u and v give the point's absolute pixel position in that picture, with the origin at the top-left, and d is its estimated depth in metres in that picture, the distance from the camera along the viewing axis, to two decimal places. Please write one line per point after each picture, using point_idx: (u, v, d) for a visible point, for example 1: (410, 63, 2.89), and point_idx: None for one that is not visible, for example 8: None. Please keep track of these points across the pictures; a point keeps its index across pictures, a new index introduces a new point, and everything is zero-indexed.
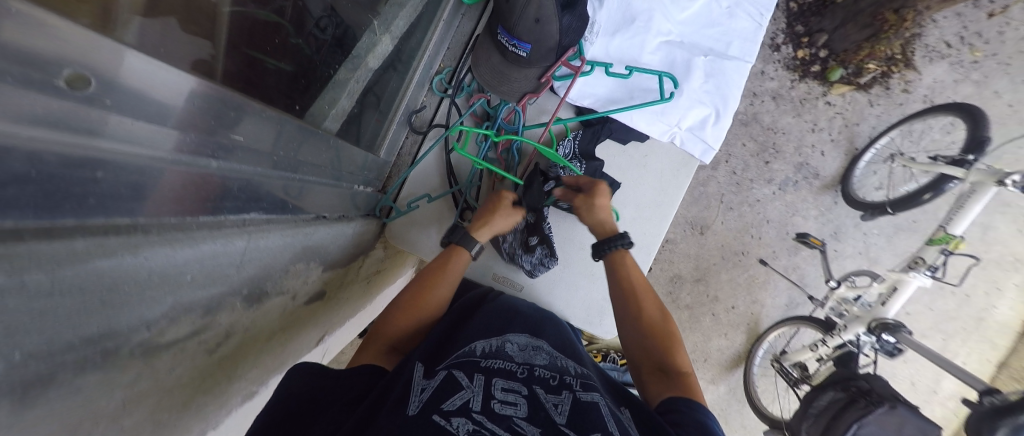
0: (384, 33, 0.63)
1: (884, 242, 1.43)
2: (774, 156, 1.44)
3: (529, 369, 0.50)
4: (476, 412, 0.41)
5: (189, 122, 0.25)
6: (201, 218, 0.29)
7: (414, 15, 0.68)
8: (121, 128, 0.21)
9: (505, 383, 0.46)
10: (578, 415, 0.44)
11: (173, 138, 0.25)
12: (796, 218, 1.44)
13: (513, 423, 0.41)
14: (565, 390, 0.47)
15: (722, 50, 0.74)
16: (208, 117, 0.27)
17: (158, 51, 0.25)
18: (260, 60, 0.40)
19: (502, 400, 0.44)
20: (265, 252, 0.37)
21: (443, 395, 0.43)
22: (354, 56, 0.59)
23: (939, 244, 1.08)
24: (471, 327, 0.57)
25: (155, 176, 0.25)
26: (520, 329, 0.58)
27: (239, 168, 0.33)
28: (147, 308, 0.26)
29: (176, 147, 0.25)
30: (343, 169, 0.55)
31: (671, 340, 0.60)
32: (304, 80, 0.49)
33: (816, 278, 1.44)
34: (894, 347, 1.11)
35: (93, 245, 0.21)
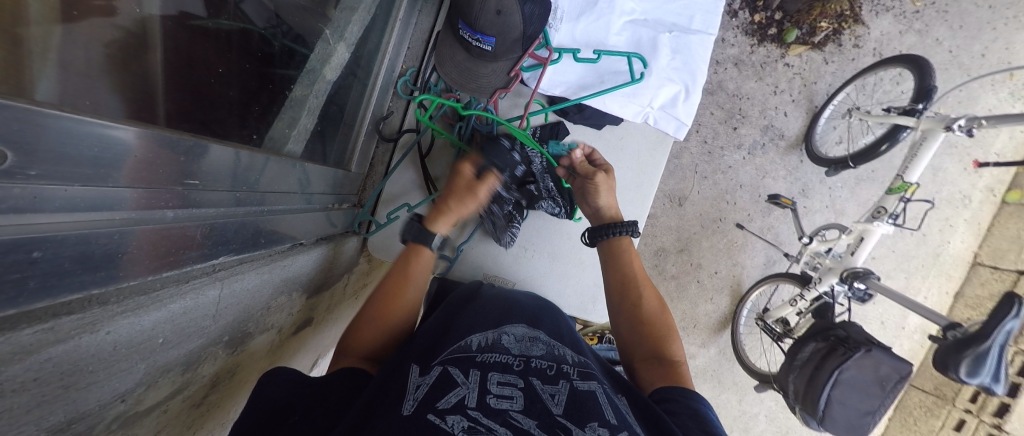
0: (338, 42, 0.59)
1: (848, 193, 1.50)
2: (742, 122, 1.47)
3: (526, 361, 0.49)
4: (471, 409, 0.40)
5: (124, 175, 0.23)
6: (163, 274, 0.27)
7: (369, 17, 0.64)
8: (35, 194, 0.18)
9: (501, 377, 0.45)
10: (574, 406, 0.43)
11: (110, 194, 0.23)
12: (766, 180, 1.50)
13: (509, 417, 0.40)
14: (562, 380, 0.47)
15: (686, 25, 0.74)
16: (147, 165, 0.24)
17: (80, 107, 0.22)
18: (203, 90, 0.37)
19: (498, 394, 0.43)
20: (242, 294, 0.35)
21: (438, 393, 0.41)
22: (310, 71, 0.55)
23: (897, 192, 1.15)
24: (466, 320, 0.56)
25: (103, 240, 0.22)
26: (518, 321, 0.58)
27: (198, 212, 0.30)
28: (117, 382, 0.24)
29: (116, 203, 0.23)
30: (313, 191, 0.53)
31: (665, 326, 0.61)
32: (256, 105, 0.46)
33: (789, 236, 1.51)
34: (865, 293, 1.18)
35: (41, 335, 0.18)
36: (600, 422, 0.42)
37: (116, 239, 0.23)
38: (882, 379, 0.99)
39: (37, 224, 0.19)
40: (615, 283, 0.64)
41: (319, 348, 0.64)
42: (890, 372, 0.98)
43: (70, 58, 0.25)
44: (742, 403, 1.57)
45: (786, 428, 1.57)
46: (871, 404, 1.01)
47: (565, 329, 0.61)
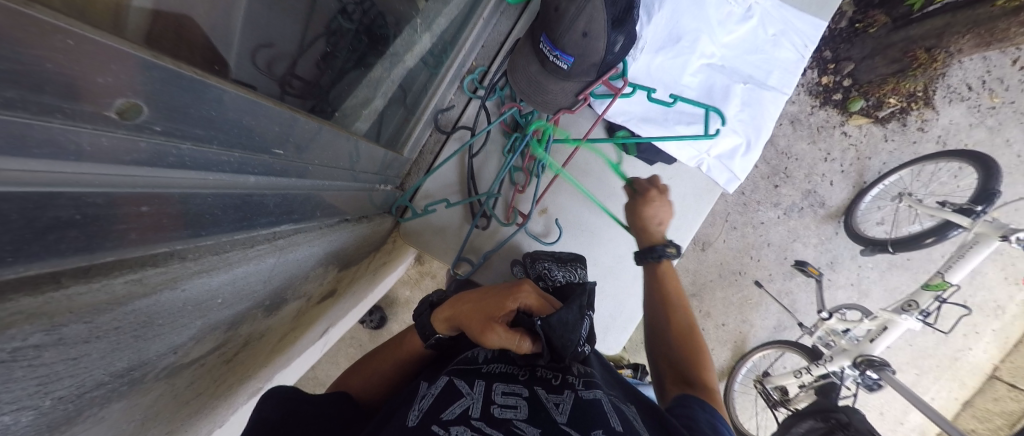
0: (425, 30, 0.60)
1: (877, 276, 1.45)
2: (785, 181, 1.43)
3: (532, 372, 0.49)
4: (475, 419, 0.40)
5: (225, 134, 0.23)
6: (237, 235, 0.28)
7: (454, 12, 0.64)
8: (151, 151, 0.18)
9: (506, 387, 0.45)
10: (579, 413, 0.41)
11: (212, 158, 0.23)
12: (796, 244, 1.46)
13: (512, 425, 0.39)
14: (566, 390, 0.45)
15: (762, 79, 0.72)
16: (244, 132, 0.25)
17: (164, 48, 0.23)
18: (269, 57, 0.38)
19: (503, 404, 0.42)
20: (292, 264, 0.36)
21: (442, 403, 0.42)
22: (392, 53, 0.56)
23: (934, 289, 1.10)
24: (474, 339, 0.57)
25: (200, 200, 0.23)
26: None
27: (276, 180, 0.31)
28: (177, 334, 0.24)
29: (219, 166, 0.24)
30: (364, 169, 0.53)
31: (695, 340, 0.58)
32: (325, 71, 0.47)
33: (806, 305, 1.48)
34: (875, 383, 1.15)
35: (133, 285, 0.19)
36: (604, 429, 0.39)
37: (213, 199, 0.24)
38: None
39: (152, 177, 0.20)
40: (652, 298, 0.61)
41: (335, 319, 0.65)
42: None
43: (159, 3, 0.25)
44: None
45: None
46: None
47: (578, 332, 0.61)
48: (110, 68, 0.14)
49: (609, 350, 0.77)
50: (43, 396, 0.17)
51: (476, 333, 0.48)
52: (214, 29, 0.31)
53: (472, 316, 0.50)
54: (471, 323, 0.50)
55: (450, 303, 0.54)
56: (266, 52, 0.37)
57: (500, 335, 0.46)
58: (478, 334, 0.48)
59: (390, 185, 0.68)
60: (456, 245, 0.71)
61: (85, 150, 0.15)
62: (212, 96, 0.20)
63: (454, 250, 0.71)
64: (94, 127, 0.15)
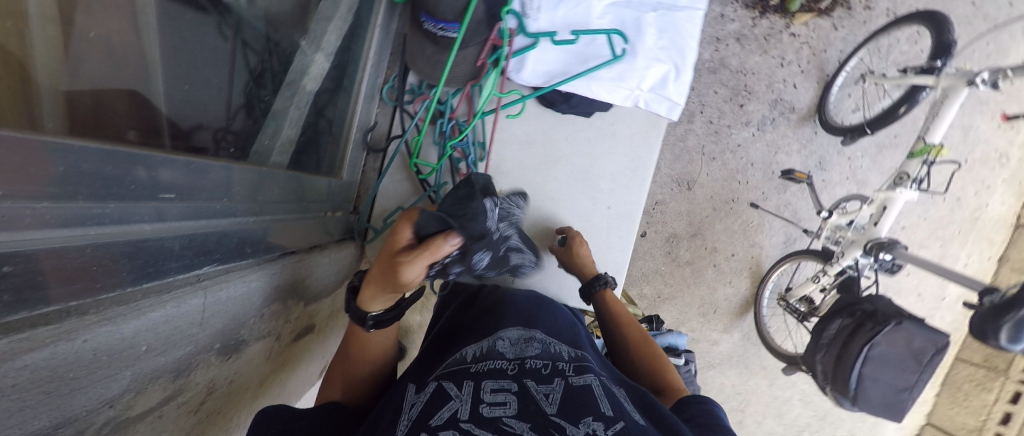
0: (316, 52, 0.61)
1: (869, 163, 1.43)
2: (748, 98, 1.42)
3: (520, 364, 0.50)
4: (463, 422, 0.40)
5: (84, 183, 0.24)
6: (145, 284, 0.29)
7: (347, 26, 0.65)
8: (6, 217, 0.19)
9: (494, 383, 0.45)
10: (568, 402, 0.43)
11: (81, 211, 0.24)
12: (779, 156, 1.44)
13: (501, 424, 0.40)
14: (557, 379, 0.47)
15: (671, 2, 0.71)
16: (112, 181, 0.25)
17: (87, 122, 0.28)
18: (185, 113, 0.41)
19: (492, 402, 0.43)
20: (230, 302, 0.36)
21: (431, 409, 0.43)
22: (290, 82, 0.59)
23: (920, 155, 1.07)
24: (461, 338, 0.59)
25: (77, 252, 0.24)
26: (513, 323, 0.58)
27: (179, 226, 0.32)
28: (102, 388, 0.25)
29: (92, 217, 0.25)
30: (310, 201, 0.56)
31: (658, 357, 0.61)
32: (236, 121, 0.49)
33: (809, 212, 1.45)
34: (893, 264, 1.11)
35: (17, 342, 0.19)
36: (595, 416, 0.42)
37: (94, 250, 0.25)
38: (918, 351, 0.93)
39: (17, 242, 0.20)
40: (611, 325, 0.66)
41: (325, 355, 0.66)
42: (925, 345, 0.92)
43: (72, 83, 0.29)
44: (772, 390, 1.51)
45: (824, 412, 1.51)
46: (907, 380, 0.95)
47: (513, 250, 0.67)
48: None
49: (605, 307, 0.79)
50: None
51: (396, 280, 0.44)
52: (127, 103, 0.34)
53: (381, 273, 0.46)
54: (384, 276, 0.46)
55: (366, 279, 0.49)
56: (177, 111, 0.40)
57: (415, 252, 0.42)
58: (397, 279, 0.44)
59: (343, 210, 0.69)
60: None
61: None
62: (51, 149, 0.21)
63: None
64: None
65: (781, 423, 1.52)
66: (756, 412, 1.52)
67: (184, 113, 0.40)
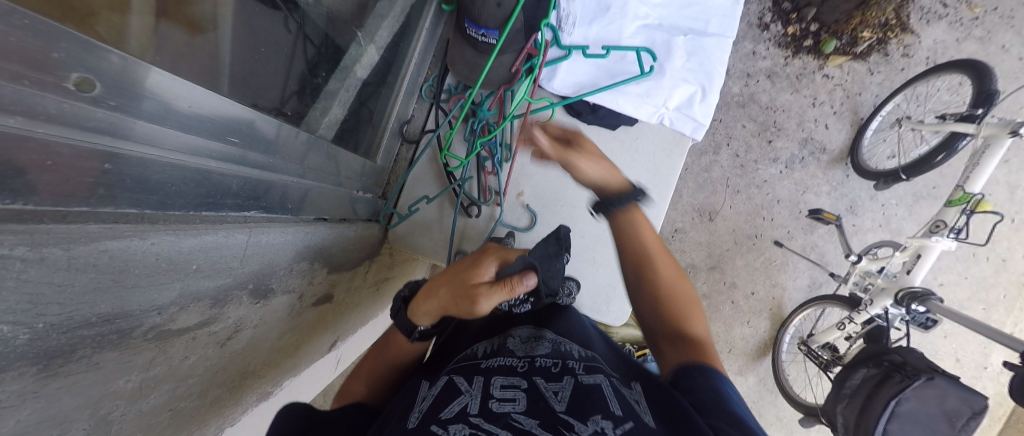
0: (369, 44, 0.67)
1: (905, 212, 1.38)
2: (777, 135, 1.42)
3: (530, 362, 0.50)
4: (472, 416, 0.41)
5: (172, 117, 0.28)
6: (204, 212, 0.32)
7: (397, 26, 0.72)
8: (106, 123, 0.23)
9: (505, 380, 0.46)
10: (577, 399, 0.43)
11: (155, 134, 0.27)
12: (807, 195, 1.41)
13: (510, 419, 0.40)
14: (566, 377, 0.47)
15: (702, 28, 0.75)
16: (195, 120, 0.30)
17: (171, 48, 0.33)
18: (253, 66, 0.46)
19: (501, 398, 0.43)
20: (267, 247, 0.40)
21: (441, 403, 0.44)
22: (343, 67, 0.64)
23: (958, 204, 1.03)
24: (472, 338, 0.60)
25: (154, 166, 0.27)
26: (524, 325, 0.59)
27: (239, 170, 0.36)
28: (157, 294, 0.28)
29: (166, 140, 0.28)
30: (343, 176, 0.61)
31: (679, 300, 0.57)
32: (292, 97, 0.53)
33: (837, 256, 1.40)
34: (927, 317, 1.04)
35: (103, 228, 0.23)
36: (604, 415, 0.41)
37: (167, 167, 0.28)
38: (950, 412, 0.86)
39: (121, 152, 0.25)
40: (627, 254, 0.60)
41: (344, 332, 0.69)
42: (959, 406, 0.85)
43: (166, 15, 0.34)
44: None
45: None
46: None
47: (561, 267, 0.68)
48: (48, 47, 0.18)
49: (617, 320, 0.77)
50: (36, 318, 0.20)
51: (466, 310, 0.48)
52: (210, 41, 0.39)
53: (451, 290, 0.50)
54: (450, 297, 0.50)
55: (427, 296, 0.52)
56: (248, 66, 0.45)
57: (491, 295, 0.45)
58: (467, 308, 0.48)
59: (372, 193, 0.74)
60: (438, 239, 0.75)
61: (51, 114, 0.20)
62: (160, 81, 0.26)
63: (439, 243, 0.75)
64: (58, 97, 0.20)
65: None
66: None
67: (252, 64, 0.46)
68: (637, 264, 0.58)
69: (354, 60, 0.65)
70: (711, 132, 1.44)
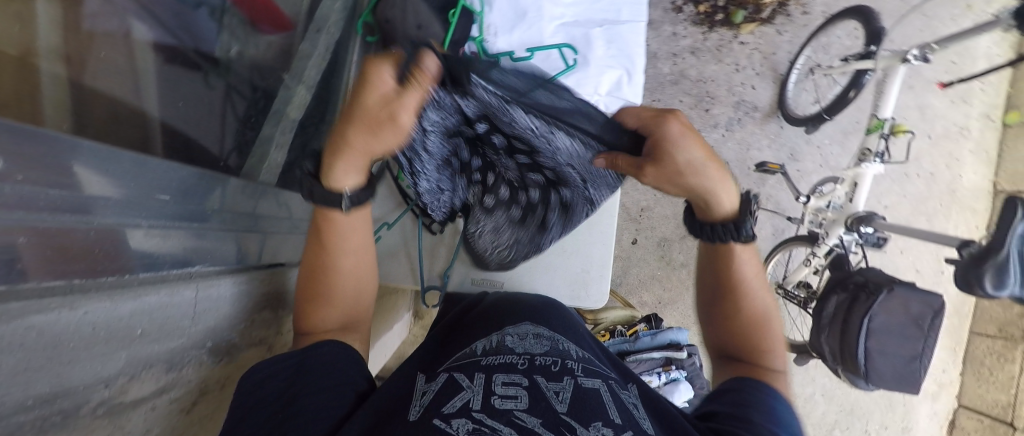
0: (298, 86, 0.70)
1: (839, 148, 1.50)
2: (712, 103, 1.52)
3: (530, 359, 0.50)
4: (475, 411, 0.41)
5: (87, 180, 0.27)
6: (139, 274, 0.31)
7: (323, 65, 0.74)
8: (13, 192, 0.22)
9: (506, 377, 0.46)
10: (578, 403, 0.43)
11: (87, 204, 0.28)
12: (752, 152, 1.51)
13: (513, 416, 0.41)
14: (566, 377, 0.47)
15: (614, 18, 0.82)
16: (124, 177, 0.31)
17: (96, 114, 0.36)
18: (183, 124, 0.50)
19: (503, 395, 0.44)
20: (218, 302, 0.39)
21: (444, 397, 0.43)
22: None
23: (877, 131, 1.14)
24: (467, 329, 0.59)
25: (76, 233, 0.26)
26: (521, 319, 0.59)
27: (167, 225, 0.36)
28: (102, 364, 0.27)
29: (98, 207, 0.28)
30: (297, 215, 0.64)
31: (760, 332, 0.58)
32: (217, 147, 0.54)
33: (790, 201, 1.50)
34: (877, 237, 1.11)
35: (27, 305, 0.22)
36: (604, 422, 0.42)
37: (92, 234, 0.28)
38: (917, 317, 0.92)
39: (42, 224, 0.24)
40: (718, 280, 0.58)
41: None
42: (922, 309, 0.92)
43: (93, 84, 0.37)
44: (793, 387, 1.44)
45: (850, 406, 1.43)
46: (913, 348, 0.93)
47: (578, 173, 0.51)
48: (8, 140, 0.21)
49: (597, 302, 0.79)
50: None
51: (387, 140, 0.38)
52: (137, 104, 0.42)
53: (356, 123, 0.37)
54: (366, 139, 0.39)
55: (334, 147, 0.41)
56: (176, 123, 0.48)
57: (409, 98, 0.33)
58: (387, 137, 0.37)
59: None
60: (409, 263, 0.76)
61: None
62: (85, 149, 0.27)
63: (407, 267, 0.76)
64: None
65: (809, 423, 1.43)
66: None
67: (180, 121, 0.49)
68: (730, 291, 0.59)
69: None
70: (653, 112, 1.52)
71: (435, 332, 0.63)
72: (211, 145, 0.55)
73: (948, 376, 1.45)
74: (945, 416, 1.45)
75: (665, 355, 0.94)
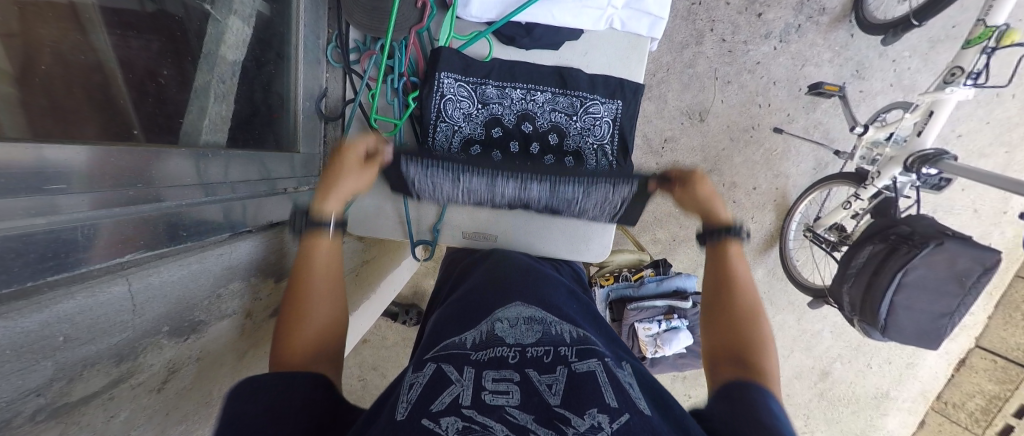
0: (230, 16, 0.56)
1: (919, 63, 1.22)
2: (768, 5, 1.23)
3: (522, 351, 0.45)
4: (465, 408, 0.37)
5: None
6: (53, 276, 0.28)
7: None
8: None
9: (497, 373, 0.41)
10: (572, 393, 0.39)
11: (38, 202, 0.28)
12: (807, 69, 1.26)
13: (505, 412, 0.37)
14: (559, 366, 0.42)
15: None
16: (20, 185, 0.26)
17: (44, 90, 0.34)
18: (145, 83, 0.45)
19: (494, 390, 0.39)
20: (168, 286, 0.36)
21: (432, 392, 0.38)
22: (207, 54, 0.53)
23: (978, 43, 0.89)
24: (458, 313, 0.54)
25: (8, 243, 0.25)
26: (512, 301, 0.54)
27: (82, 215, 0.31)
28: (23, 379, 0.25)
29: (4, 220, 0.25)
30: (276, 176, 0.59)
31: (755, 328, 0.48)
32: (176, 87, 0.49)
33: (842, 130, 1.29)
34: (940, 179, 0.97)
35: None
36: (599, 407, 0.37)
37: (39, 236, 0.27)
38: (961, 274, 0.83)
39: None
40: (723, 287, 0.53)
41: None
42: (970, 266, 0.82)
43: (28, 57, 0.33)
44: (801, 324, 1.43)
45: (857, 342, 1.42)
46: (946, 305, 0.87)
47: (582, 128, 0.67)
48: None
49: (598, 256, 0.75)
50: None
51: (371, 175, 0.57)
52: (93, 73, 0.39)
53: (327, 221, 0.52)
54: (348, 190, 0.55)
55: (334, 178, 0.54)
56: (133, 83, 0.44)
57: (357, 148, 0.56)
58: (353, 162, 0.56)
59: (309, 185, 0.69)
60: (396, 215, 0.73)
61: None
62: None
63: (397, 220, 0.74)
64: None
65: (810, 356, 1.44)
66: (783, 347, 1.45)
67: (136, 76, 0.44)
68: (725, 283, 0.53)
69: (216, 40, 0.55)
70: (691, 18, 1.25)
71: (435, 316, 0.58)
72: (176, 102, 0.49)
73: (973, 319, 1.38)
74: (957, 354, 1.41)
75: (668, 304, 0.92)
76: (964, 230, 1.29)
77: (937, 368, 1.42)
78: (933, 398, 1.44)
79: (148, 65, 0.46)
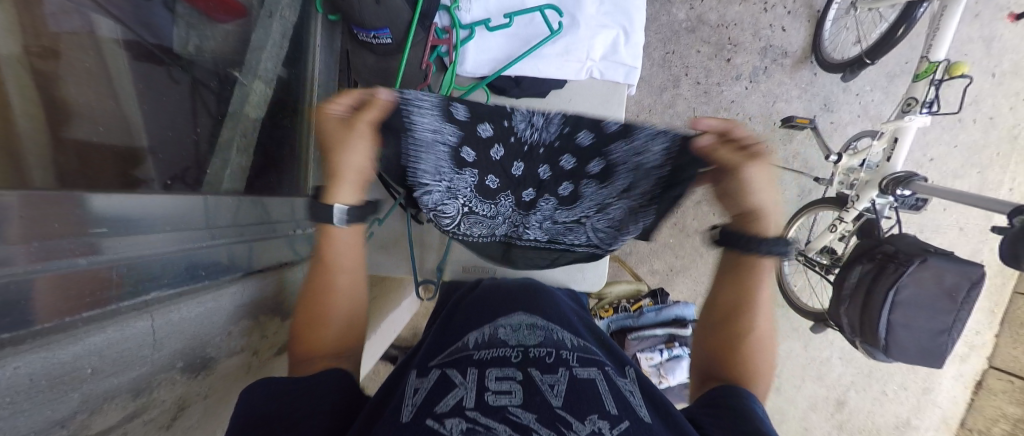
0: (253, 80, 0.65)
1: (881, 95, 1.33)
2: (735, 51, 1.35)
3: (524, 351, 0.46)
4: (469, 410, 0.37)
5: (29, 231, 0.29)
6: (83, 313, 0.31)
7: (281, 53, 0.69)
8: None
9: (499, 371, 0.42)
10: (574, 395, 0.39)
11: (76, 243, 0.32)
12: (779, 105, 1.36)
13: (508, 412, 0.37)
14: (560, 368, 0.43)
15: None
16: (74, 222, 0.32)
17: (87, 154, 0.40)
18: (170, 140, 0.52)
19: (497, 390, 0.39)
20: (184, 322, 0.39)
21: (435, 396, 0.39)
22: (232, 113, 0.62)
23: (926, 76, 0.98)
24: (461, 322, 0.55)
25: (48, 283, 0.29)
26: (513, 310, 0.55)
27: (111, 256, 0.35)
28: (52, 409, 0.27)
29: (61, 253, 0.31)
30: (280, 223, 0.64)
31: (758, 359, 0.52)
32: (200, 144, 0.56)
33: (819, 159, 1.37)
34: (917, 200, 1.01)
35: None
36: (599, 414, 0.38)
37: (79, 277, 0.32)
38: (951, 289, 0.84)
39: None
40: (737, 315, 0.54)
41: None
42: (958, 281, 0.83)
43: (80, 137, 0.41)
44: (810, 352, 1.40)
45: (870, 368, 1.38)
46: (944, 321, 0.87)
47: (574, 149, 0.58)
48: None
49: (594, 284, 0.77)
50: None
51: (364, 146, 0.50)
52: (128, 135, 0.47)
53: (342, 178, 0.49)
54: (373, 127, 0.50)
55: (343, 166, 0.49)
56: (163, 148, 0.50)
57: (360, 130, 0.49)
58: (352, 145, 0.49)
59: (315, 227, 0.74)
60: (402, 255, 0.77)
61: None
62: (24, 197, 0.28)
63: (401, 259, 0.77)
64: None
65: (824, 386, 1.40)
66: (795, 377, 1.41)
67: (163, 139, 0.51)
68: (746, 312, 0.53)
69: (240, 102, 0.63)
70: (666, 65, 1.37)
71: (431, 329, 0.59)
72: (195, 157, 0.55)
73: (982, 338, 1.36)
74: (973, 377, 1.37)
75: (668, 332, 0.93)
76: (954, 248, 1.32)
77: (956, 392, 1.37)
78: (959, 426, 1.38)
79: (172, 129, 0.53)
